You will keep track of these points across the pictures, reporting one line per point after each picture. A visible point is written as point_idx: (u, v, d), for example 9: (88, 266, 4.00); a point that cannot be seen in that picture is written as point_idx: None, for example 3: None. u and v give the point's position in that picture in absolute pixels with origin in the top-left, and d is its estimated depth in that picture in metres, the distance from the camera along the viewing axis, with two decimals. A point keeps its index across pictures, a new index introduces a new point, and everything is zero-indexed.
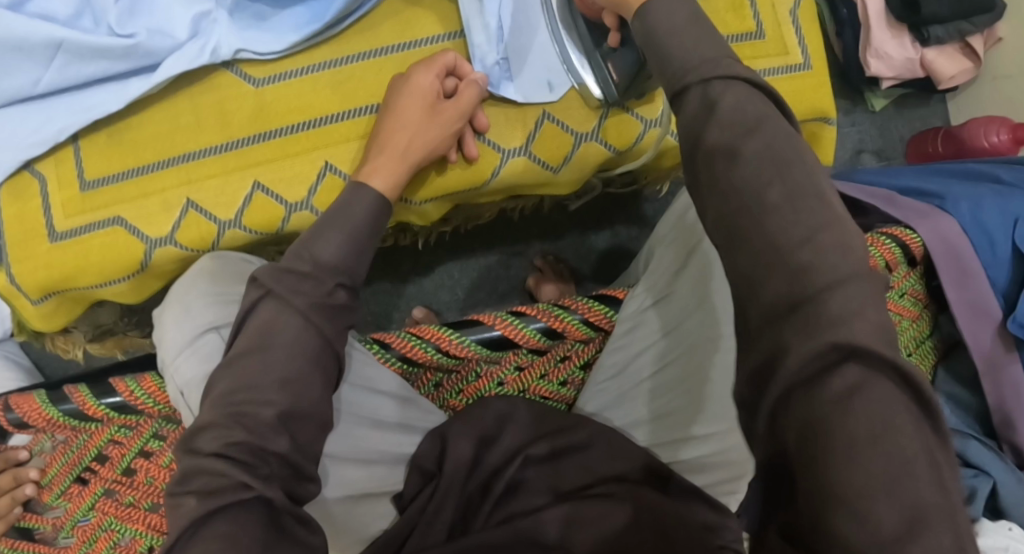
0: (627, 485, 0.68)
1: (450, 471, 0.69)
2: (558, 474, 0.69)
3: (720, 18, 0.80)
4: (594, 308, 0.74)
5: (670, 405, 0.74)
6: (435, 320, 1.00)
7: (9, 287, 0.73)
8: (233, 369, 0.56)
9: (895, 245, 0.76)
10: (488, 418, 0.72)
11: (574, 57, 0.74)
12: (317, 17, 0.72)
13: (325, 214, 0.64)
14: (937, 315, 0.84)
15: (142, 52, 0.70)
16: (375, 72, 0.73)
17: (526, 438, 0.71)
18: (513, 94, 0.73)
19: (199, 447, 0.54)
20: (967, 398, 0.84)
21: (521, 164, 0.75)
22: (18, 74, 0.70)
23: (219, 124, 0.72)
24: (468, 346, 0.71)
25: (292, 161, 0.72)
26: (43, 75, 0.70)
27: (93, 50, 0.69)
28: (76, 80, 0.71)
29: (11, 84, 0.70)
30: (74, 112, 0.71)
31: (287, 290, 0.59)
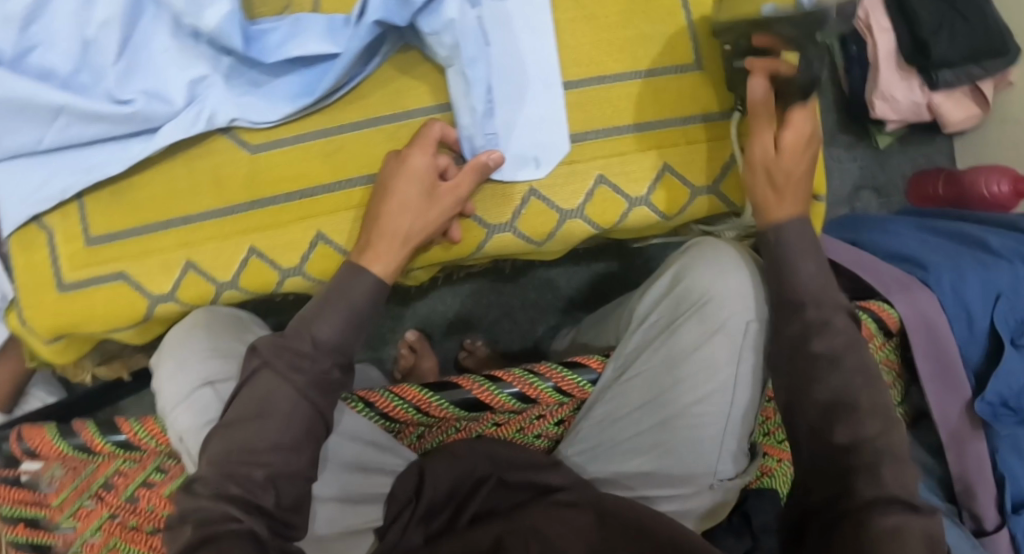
0: (579, 492, 0.72)
1: (431, 493, 0.74)
2: (526, 486, 0.74)
3: (706, 94, 0.75)
4: (567, 377, 0.77)
5: (642, 463, 0.77)
6: (425, 346, 1.03)
7: (22, 328, 0.78)
8: (225, 424, 0.62)
9: (870, 320, 0.78)
10: (462, 447, 0.77)
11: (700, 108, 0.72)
12: (310, 90, 0.72)
13: (325, 293, 0.66)
14: (909, 386, 0.86)
15: (141, 118, 0.72)
16: (366, 142, 0.73)
17: (498, 465, 0.76)
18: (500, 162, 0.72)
19: (198, 499, 0.59)
20: (932, 464, 0.87)
21: (507, 239, 0.74)
22: (23, 131, 0.72)
23: (217, 188, 0.73)
24: (446, 407, 0.75)
25: (286, 228, 0.73)
26: (45, 134, 0.73)
27: (95, 114, 0.71)
28: (77, 139, 0.73)
29: (14, 140, 0.72)
30: (76, 170, 0.73)
31: (285, 368, 0.63)
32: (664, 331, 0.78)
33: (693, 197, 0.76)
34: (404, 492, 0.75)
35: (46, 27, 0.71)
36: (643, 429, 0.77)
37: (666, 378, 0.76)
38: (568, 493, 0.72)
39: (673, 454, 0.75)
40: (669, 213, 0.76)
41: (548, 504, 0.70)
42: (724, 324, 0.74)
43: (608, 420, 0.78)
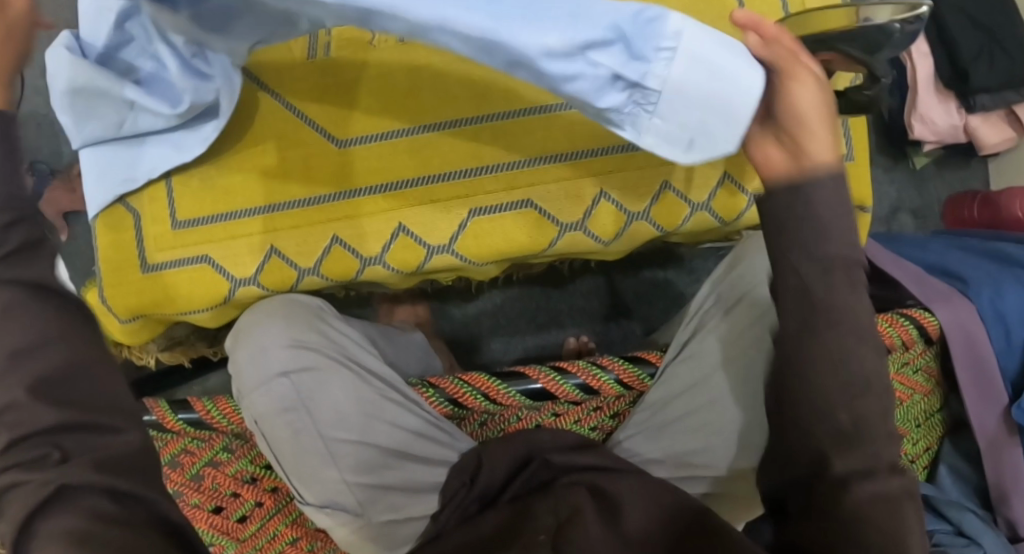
0: (601, 475, 0.74)
1: (483, 477, 0.76)
2: (568, 459, 0.77)
3: None
4: (629, 371, 0.81)
5: (685, 447, 0.80)
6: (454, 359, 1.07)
7: (102, 306, 0.81)
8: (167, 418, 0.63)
9: (912, 326, 0.84)
10: (519, 444, 0.78)
11: None
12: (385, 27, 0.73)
13: None
14: (948, 395, 0.90)
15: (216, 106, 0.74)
16: (446, 141, 0.76)
17: (544, 448, 0.78)
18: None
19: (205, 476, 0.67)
20: (969, 473, 0.90)
21: (577, 238, 0.78)
22: (108, 116, 0.76)
23: (304, 179, 0.77)
24: (514, 396, 0.80)
25: (369, 220, 0.76)
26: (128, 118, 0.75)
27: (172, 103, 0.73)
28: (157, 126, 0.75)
29: (100, 127, 0.76)
30: (163, 154, 0.77)
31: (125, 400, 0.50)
32: (721, 314, 0.81)
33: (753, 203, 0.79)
34: (460, 474, 0.77)
35: None
36: (689, 414, 0.80)
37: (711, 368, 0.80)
38: (591, 474, 0.75)
39: (715, 440, 0.79)
40: (728, 217, 0.80)
41: (568, 485, 0.73)
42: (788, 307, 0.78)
43: (655, 409, 0.80)
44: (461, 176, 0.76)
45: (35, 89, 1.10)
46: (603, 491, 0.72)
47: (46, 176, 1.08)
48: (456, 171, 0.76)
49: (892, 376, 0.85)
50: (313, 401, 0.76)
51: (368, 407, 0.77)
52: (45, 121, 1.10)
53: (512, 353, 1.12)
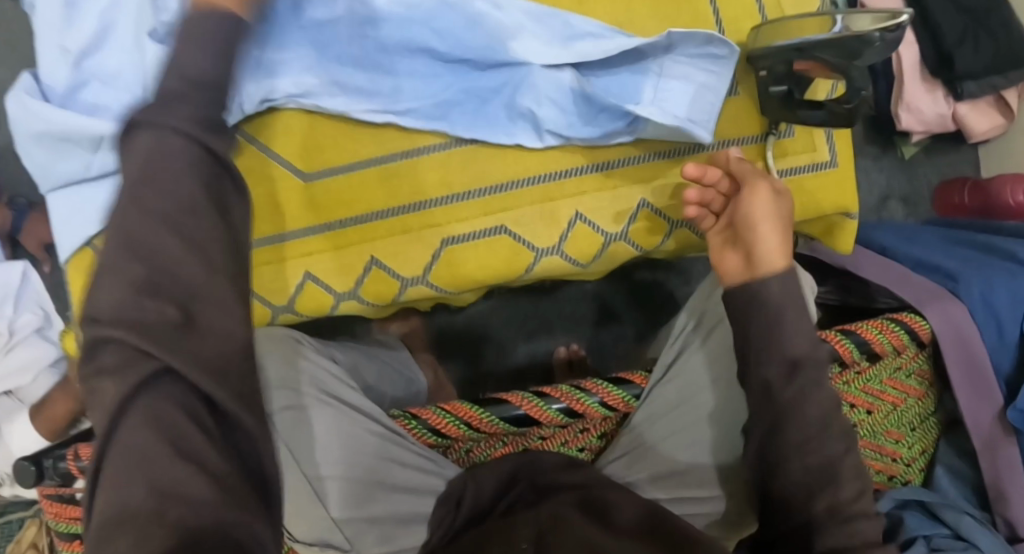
0: (585, 486, 0.76)
1: (471, 495, 0.78)
2: (555, 473, 0.78)
3: (733, 119, 0.77)
4: (613, 392, 0.79)
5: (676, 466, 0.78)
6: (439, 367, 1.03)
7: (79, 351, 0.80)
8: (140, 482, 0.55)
9: (902, 330, 0.83)
10: (506, 463, 0.80)
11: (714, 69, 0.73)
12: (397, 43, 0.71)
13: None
14: (941, 394, 0.89)
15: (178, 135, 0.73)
16: (416, 170, 0.74)
17: (530, 465, 0.79)
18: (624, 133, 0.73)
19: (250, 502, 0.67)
20: (966, 471, 0.88)
21: (553, 261, 0.76)
22: (78, 160, 0.76)
23: (273, 216, 0.74)
24: (497, 423, 0.78)
25: (341, 254, 0.75)
26: (95, 160, 0.76)
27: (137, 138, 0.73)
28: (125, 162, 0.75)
29: (70, 168, 0.76)
30: None
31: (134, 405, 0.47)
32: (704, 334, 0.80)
33: None
34: (448, 492, 0.78)
35: (94, 64, 0.76)
36: (677, 434, 0.78)
37: (695, 388, 0.79)
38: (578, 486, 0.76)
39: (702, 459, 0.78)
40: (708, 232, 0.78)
41: (556, 499, 0.73)
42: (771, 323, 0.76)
43: (643, 430, 0.79)
44: (433, 205, 0.74)
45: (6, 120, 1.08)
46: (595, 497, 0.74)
47: (25, 209, 1.05)
48: (427, 200, 0.74)
49: (884, 382, 0.85)
50: (295, 440, 0.74)
51: (351, 443, 0.75)
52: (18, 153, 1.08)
53: (505, 363, 1.09)
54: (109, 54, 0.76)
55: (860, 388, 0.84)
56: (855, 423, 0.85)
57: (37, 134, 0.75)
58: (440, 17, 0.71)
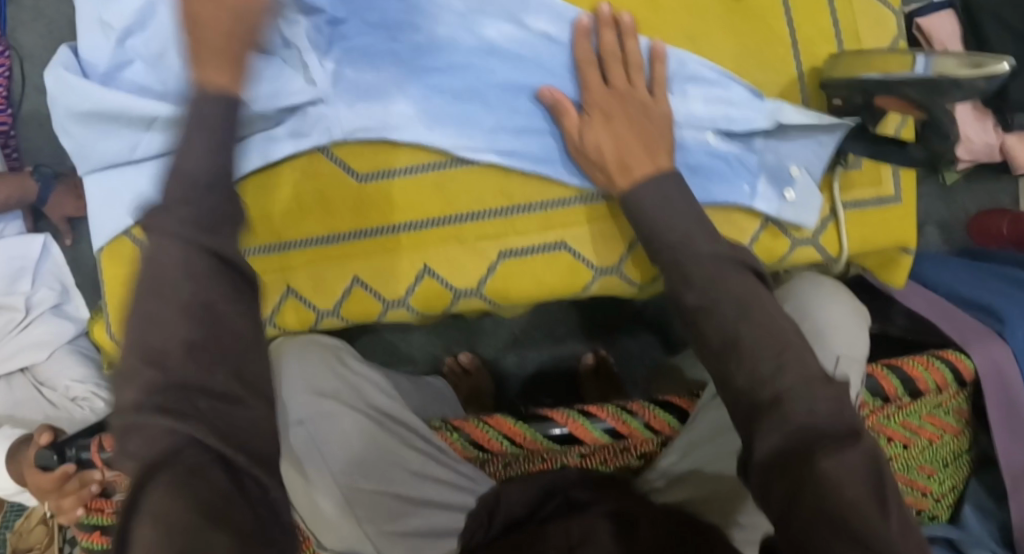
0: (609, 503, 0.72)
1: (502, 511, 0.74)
2: (576, 487, 0.75)
3: None
4: (658, 415, 0.79)
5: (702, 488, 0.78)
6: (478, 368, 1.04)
7: (110, 340, 0.78)
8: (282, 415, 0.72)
9: (945, 368, 0.83)
10: (542, 478, 0.75)
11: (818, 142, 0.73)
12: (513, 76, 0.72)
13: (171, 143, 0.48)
14: (978, 434, 0.89)
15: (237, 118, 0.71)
16: (476, 178, 0.72)
17: (556, 481, 0.75)
18: (741, 197, 0.72)
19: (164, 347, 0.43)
20: (995, 512, 0.87)
21: (611, 281, 0.74)
22: (121, 138, 0.74)
23: (322, 216, 0.72)
24: (539, 441, 0.77)
25: (392, 261, 0.72)
26: (141, 139, 0.73)
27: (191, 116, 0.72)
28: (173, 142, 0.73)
29: (110, 147, 0.74)
30: None
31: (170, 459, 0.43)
32: None
33: (794, 247, 0.75)
34: (479, 507, 0.74)
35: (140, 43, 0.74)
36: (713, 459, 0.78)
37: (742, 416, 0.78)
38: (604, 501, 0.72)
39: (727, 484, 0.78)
40: (769, 261, 0.75)
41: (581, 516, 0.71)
42: (822, 347, 0.73)
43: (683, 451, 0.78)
44: (492, 216, 0.72)
45: (36, 87, 1.06)
46: (625, 512, 0.70)
47: (50, 180, 1.01)
48: (485, 211, 0.72)
49: (922, 417, 0.84)
50: (325, 442, 0.72)
51: (385, 455, 0.73)
52: (46, 122, 1.06)
53: (529, 366, 1.07)
54: (155, 33, 0.74)
55: (901, 423, 0.83)
56: (892, 457, 0.83)
57: (80, 112, 0.73)
58: (547, 58, 0.72)
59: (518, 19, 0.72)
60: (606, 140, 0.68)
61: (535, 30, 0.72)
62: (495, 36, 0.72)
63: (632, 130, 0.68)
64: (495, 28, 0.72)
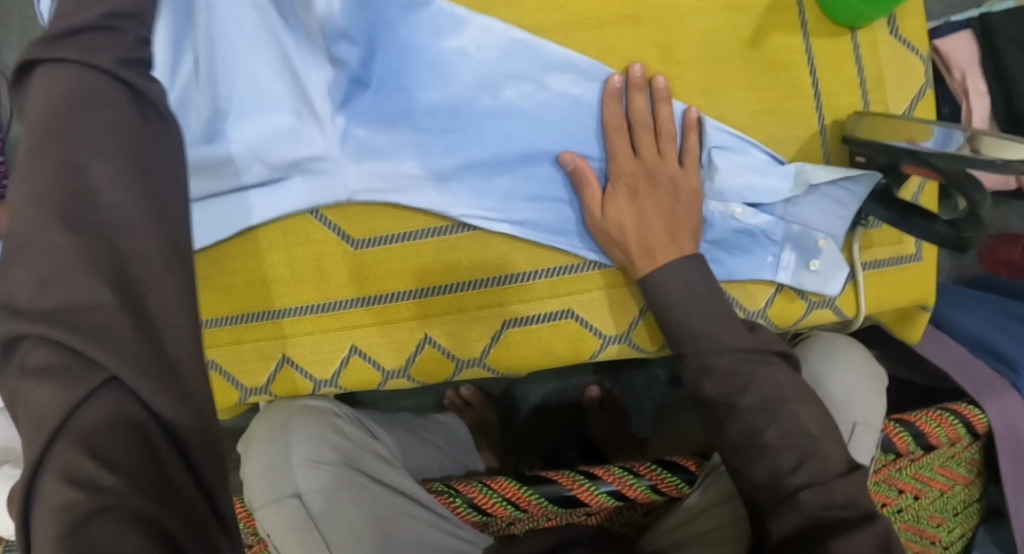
0: None
1: None
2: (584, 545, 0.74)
3: None
4: (666, 478, 0.76)
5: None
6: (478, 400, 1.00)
7: None
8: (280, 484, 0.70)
9: (960, 424, 0.80)
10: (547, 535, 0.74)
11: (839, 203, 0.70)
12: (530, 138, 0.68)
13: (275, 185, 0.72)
14: (988, 484, 0.88)
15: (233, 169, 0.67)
16: (480, 245, 0.69)
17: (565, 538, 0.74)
18: (762, 269, 0.71)
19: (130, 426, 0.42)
20: None
21: (620, 348, 0.71)
22: None
23: (318, 283, 0.69)
24: (542, 504, 0.74)
25: (392, 330, 0.69)
26: None
27: None
28: None
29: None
30: None
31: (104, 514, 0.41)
32: None
33: (809, 309, 0.73)
34: None
35: None
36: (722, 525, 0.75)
37: None
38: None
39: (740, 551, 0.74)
40: (782, 325, 0.73)
41: None
42: (838, 415, 0.72)
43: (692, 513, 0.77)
44: (495, 284, 0.69)
45: None
46: None
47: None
48: (489, 278, 0.69)
49: (935, 469, 0.82)
50: (324, 514, 0.70)
51: (384, 525, 0.71)
52: None
53: (533, 398, 1.04)
54: None
55: (912, 475, 0.82)
56: (900, 508, 0.82)
57: None
58: (572, 121, 0.68)
59: (540, 79, 0.68)
60: (630, 220, 0.66)
61: (556, 91, 0.68)
62: (513, 95, 0.68)
63: (661, 218, 0.66)
64: (514, 88, 0.67)
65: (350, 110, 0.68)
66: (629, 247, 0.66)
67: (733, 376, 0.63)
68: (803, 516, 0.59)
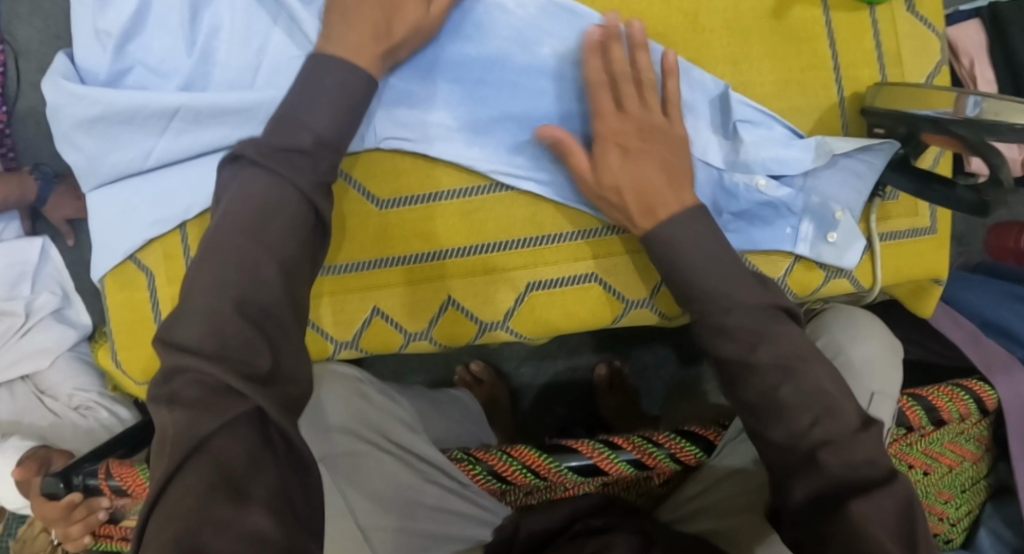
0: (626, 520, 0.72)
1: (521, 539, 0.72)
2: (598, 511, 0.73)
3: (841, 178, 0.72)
4: (684, 447, 0.75)
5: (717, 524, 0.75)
6: (489, 378, 1.01)
7: (116, 369, 0.75)
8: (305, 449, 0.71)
9: (971, 399, 0.81)
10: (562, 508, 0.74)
11: (862, 172, 0.71)
12: (562, 101, 0.69)
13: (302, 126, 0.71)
14: (996, 461, 0.88)
15: (260, 118, 0.70)
16: (506, 206, 0.69)
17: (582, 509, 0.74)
18: (781, 240, 0.71)
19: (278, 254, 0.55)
20: (1010, 538, 0.87)
21: (641, 313, 0.71)
22: (132, 148, 0.71)
23: (342, 242, 0.69)
24: (564, 473, 0.73)
25: (415, 291, 0.69)
26: (154, 148, 0.71)
27: (211, 115, 0.70)
28: (189, 148, 0.71)
29: (122, 158, 0.71)
30: (193, 186, 0.71)
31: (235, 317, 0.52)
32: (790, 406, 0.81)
33: (828, 279, 0.73)
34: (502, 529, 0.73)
35: (140, 49, 0.71)
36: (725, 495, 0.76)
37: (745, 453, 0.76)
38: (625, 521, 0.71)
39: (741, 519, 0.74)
40: (801, 293, 0.73)
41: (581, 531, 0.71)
42: (855, 384, 0.72)
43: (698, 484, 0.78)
44: (520, 245, 0.69)
45: (32, 82, 1.00)
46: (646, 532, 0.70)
47: (51, 179, 0.96)
48: (514, 240, 0.69)
49: (944, 444, 0.83)
50: (345, 485, 0.70)
51: (406, 493, 0.72)
52: (43, 120, 1.01)
53: (542, 377, 1.05)
54: (155, 37, 0.71)
55: (922, 450, 0.82)
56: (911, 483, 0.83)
57: (82, 120, 0.70)
58: None
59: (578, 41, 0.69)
60: (627, 182, 0.65)
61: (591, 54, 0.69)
62: (549, 54, 0.69)
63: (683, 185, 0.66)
64: (550, 47, 0.69)
65: None
66: (629, 206, 0.65)
67: (746, 334, 0.61)
68: (824, 478, 0.56)
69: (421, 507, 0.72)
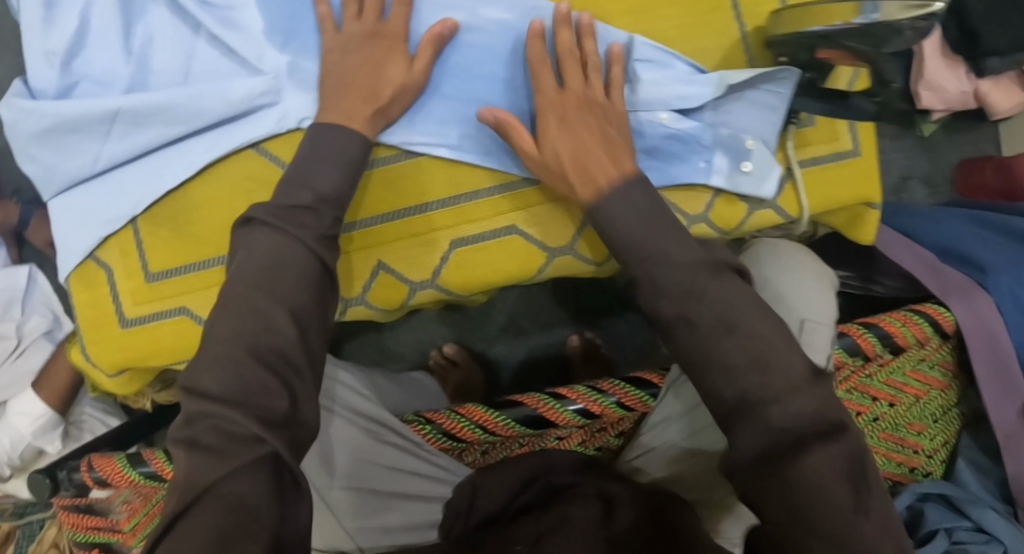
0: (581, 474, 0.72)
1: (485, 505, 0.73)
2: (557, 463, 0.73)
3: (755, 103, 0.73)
4: (630, 393, 0.77)
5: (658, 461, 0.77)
6: (462, 358, 1.03)
7: (87, 363, 0.80)
8: None
9: (926, 322, 0.80)
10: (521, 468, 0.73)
11: (763, 99, 0.72)
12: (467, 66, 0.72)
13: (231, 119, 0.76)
14: (967, 389, 0.87)
15: (190, 113, 0.75)
16: (424, 169, 0.72)
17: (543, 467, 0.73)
18: (695, 174, 0.73)
19: None
20: (989, 465, 0.86)
21: (566, 261, 0.74)
22: (82, 154, 0.77)
23: None
24: (511, 425, 0.74)
25: (347, 260, 0.73)
26: (101, 151, 0.76)
27: (148, 116, 0.75)
28: (133, 147, 0.76)
29: (73, 165, 0.77)
30: (143, 185, 0.77)
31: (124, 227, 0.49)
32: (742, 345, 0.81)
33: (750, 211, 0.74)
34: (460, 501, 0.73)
35: (84, 64, 0.77)
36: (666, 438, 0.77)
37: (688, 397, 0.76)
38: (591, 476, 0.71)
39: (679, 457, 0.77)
40: (725, 229, 0.75)
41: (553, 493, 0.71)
42: (785, 313, 0.73)
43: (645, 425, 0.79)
44: (440, 207, 0.72)
45: None
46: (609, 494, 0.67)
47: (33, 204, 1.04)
48: (436, 202, 0.72)
49: (907, 374, 0.82)
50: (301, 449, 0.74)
51: (360, 454, 0.75)
52: None
53: (518, 354, 1.07)
54: (96, 52, 0.77)
55: (884, 381, 0.81)
56: (878, 416, 0.81)
57: (35, 134, 0.76)
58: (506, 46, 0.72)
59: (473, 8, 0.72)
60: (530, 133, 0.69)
61: (487, 18, 0.72)
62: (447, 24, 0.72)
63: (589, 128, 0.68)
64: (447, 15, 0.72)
65: (295, 46, 0.76)
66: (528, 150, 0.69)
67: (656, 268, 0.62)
68: (767, 428, 0.57)
69: (377, 466, 0.75)
